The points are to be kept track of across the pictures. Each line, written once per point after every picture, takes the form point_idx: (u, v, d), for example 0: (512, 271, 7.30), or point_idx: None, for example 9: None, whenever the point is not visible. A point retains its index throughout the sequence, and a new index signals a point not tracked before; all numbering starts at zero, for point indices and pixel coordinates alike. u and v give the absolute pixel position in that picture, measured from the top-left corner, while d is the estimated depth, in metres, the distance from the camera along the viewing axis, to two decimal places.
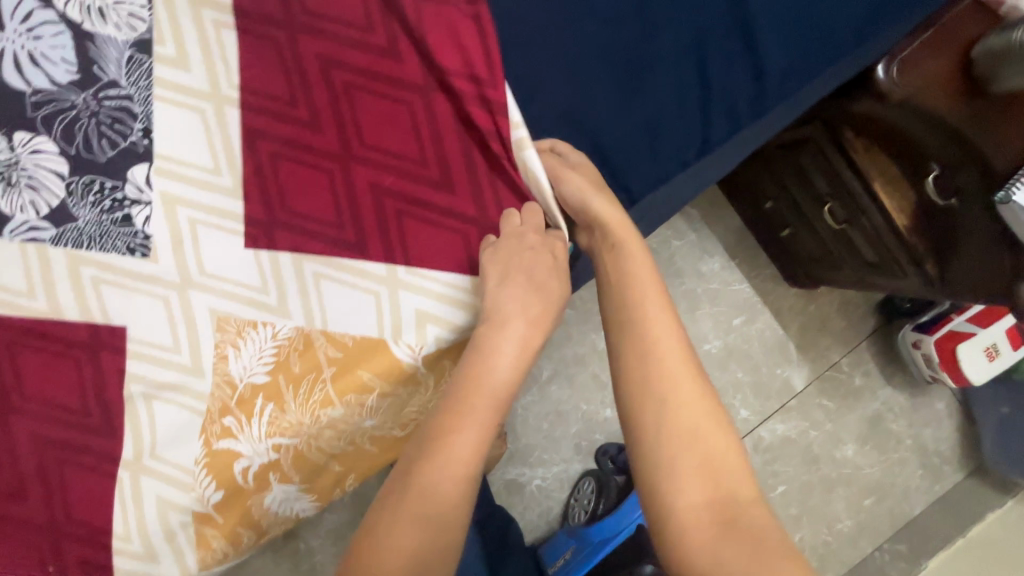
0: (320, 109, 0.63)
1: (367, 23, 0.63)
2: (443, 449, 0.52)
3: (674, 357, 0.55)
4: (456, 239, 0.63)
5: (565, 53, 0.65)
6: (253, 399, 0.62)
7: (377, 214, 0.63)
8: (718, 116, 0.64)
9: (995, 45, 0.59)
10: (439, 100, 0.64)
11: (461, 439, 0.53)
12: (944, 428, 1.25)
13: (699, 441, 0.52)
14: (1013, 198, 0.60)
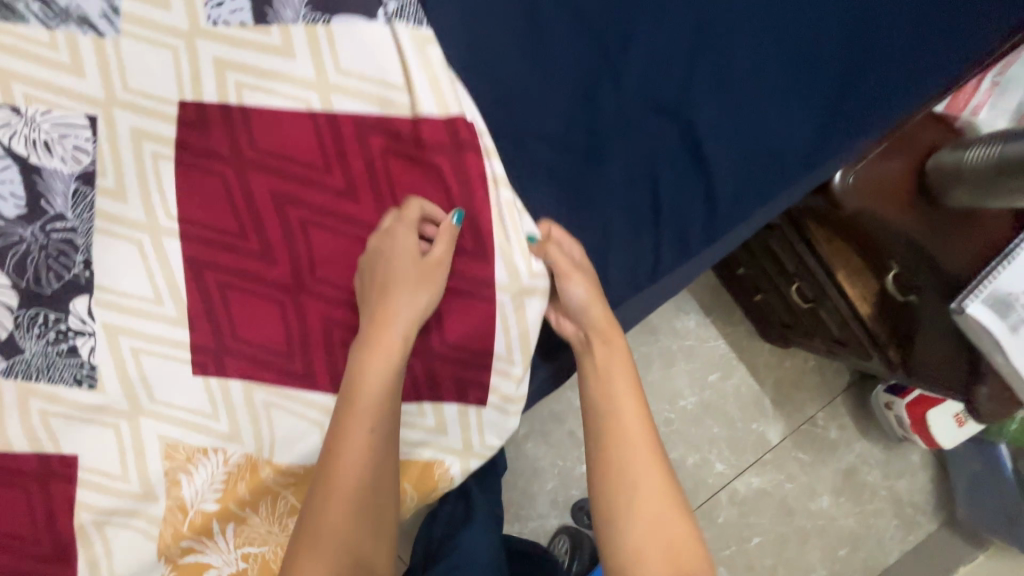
0: (271, 242, 0.58)
1: (323, 163, 0.58)
2: (338, 458, 0.50)
3: (642, 434, 0.55)
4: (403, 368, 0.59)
5: (535, 169, 0.61)
6: (208, 523, 0.58)
7: (322, 346, 0.59)
8: (669, 241, 0.60)
9: (949, 165, 0.63)
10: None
11: (351, 449, 0.50)
12: (919, 480, 1.31)
13: (666, 525, 0.51)
14: (966, 309, 0.66)
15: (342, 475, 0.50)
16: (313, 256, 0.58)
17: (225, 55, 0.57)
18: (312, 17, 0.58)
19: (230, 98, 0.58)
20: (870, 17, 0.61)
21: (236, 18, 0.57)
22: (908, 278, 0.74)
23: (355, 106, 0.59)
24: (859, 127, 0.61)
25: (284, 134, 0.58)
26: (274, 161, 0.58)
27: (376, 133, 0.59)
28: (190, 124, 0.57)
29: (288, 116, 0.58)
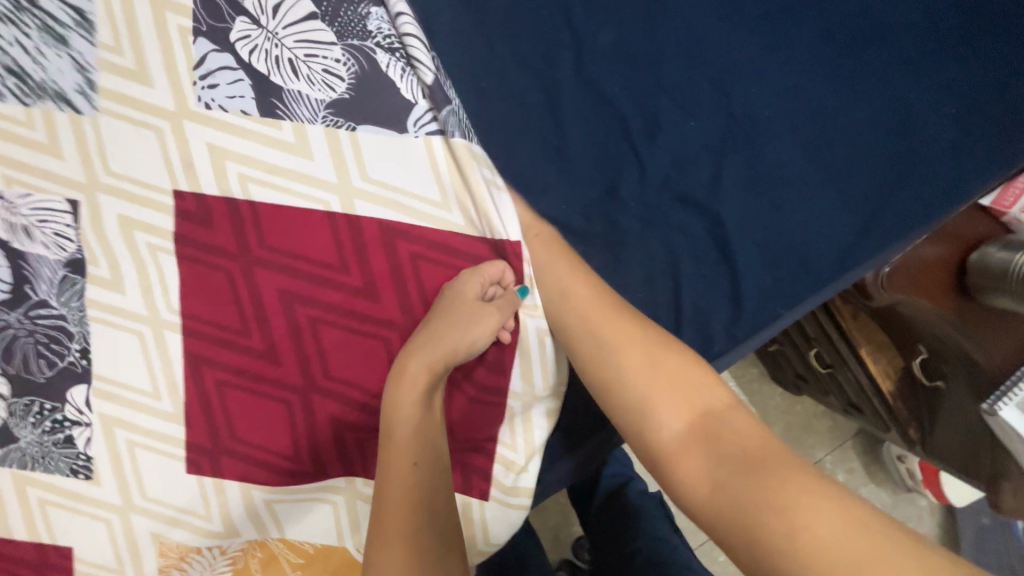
0: (279, 339, 0.56)
1: (341, 263, 0.56)
2: (382, 514, 0.45)
3: (582, 293, 0.52)
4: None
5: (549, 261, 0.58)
6: None
7: (333, 449, 0.56)
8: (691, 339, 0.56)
9: (992, 265, 0.59)
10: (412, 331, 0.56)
11: (397, 494, 0.45)
12: (927, 526, 1.29)
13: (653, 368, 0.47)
14: (999, 412, 0.62)
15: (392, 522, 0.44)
16: (326, 355, 0.56)
17: (222, 143, 0.55)
18: (335, 120, 0.55)
19: (233, 191, 0.55)
20: (907, 119, 0.59)
21: (235, 104, 0.55)
22: (935, 365, 0.72)
23: (376, 212, 0.55)
24: (898, 232, 0.57)
25: (301, 230, 0.56)
26: (287, 258, 0.56)
27: (403, 241, 0.55)
28: (190, 215, 0.55)
29: (303, 215, 0.56)
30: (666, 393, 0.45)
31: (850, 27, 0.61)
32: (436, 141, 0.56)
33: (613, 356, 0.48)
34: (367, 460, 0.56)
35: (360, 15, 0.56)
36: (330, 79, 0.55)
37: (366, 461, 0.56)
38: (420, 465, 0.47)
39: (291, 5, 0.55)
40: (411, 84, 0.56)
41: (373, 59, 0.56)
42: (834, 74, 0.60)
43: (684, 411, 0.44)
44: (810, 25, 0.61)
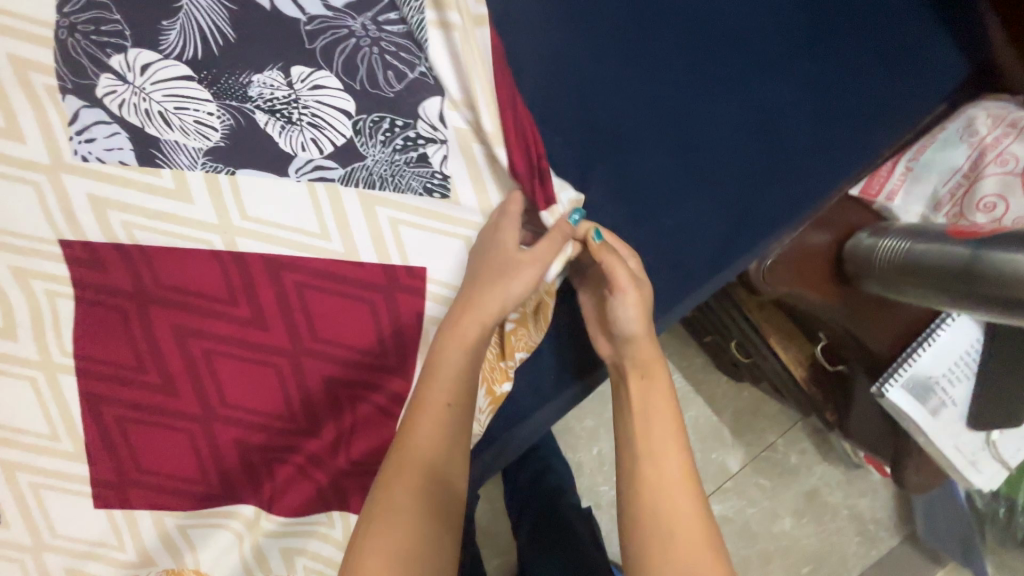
0: (175, 373, 0.56)
1: (229, 295, 0.56)
2: (404, 457, 0.51)
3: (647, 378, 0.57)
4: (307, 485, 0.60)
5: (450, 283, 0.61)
6: None
7: (242, 474, 0.58)
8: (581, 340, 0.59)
9: (863, 247, 0.61)
10: (307, 358, 0.58)
11: (425, 433, 0.51)
12: (880, 497, 1.34)
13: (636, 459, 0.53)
14: (885, 395, 0.65)
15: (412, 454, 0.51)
16: (225, 386, 0.57)
17: (102, 192, 0.55)
18: (214, 166, 0.56)
19: (118, 236, 0.55)
20: (774, 118, 0.60)
21: (114, 156, 0.55)
22: (836, 349, 0.75)
23: (258, 246, 0.57)
24: (765, 234, 0.59)
25: (188, 269, 0.56)
26: (181, 294, 0.56)
27: (290, 272, 0.57)
28: (82, 261, 0.55)
29: (189, 254, 0.56)
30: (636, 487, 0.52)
31: (729, 22, 0.61)
32: (322, 187, 0.57)
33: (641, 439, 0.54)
34: (266, 488, 0.59)
35: (243, 80, 0.56)
36: (203, 129, 0.56)
37: (272, 484, 0.59)
38: (448, 414, 0.53)
39: (162, 64, 0.54)
40: (300, 135, 0.56)
41: (251, 115, 0.56)
42: (715, 78, 0.61)
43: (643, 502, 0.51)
44: (690, 18, 0.61)
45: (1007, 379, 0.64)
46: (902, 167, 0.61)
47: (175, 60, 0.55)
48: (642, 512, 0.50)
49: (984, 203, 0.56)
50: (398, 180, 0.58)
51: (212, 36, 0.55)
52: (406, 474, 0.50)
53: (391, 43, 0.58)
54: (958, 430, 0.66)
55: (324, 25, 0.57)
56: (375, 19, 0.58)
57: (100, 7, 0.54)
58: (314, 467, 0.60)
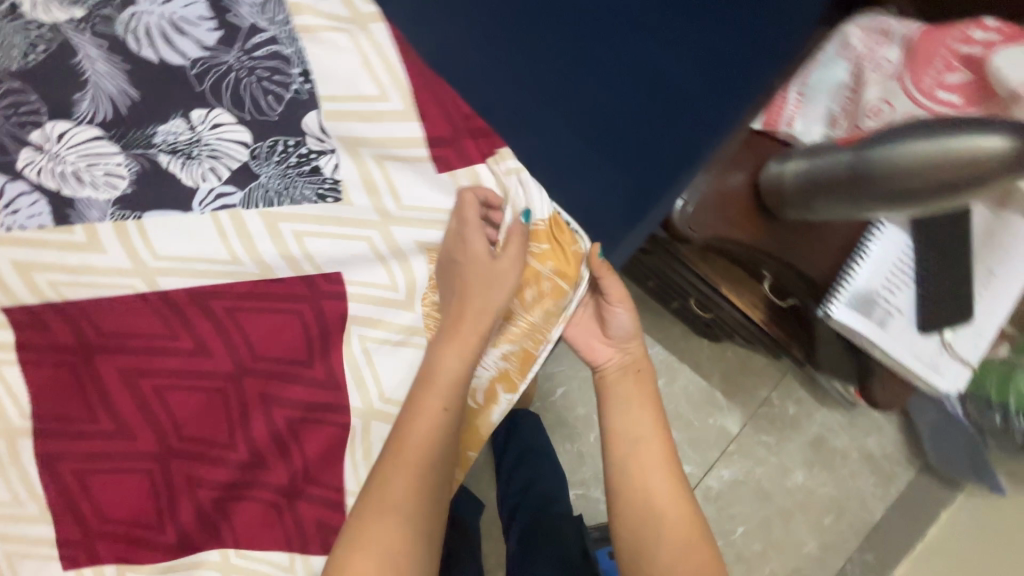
0: (128, 418, 0.57)
1: (168, 333, 0.57)
2: (398, 454, 0.57)
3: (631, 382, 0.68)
4: (268, 516, 0.61)
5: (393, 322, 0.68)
6: None
7: (195, 517, 0.59)
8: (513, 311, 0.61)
9: (775, 176, 0.61)
10: (248, 378, 0.59)
11: (418, 435, 0.57)
12: (886, 433, 1.33)
13: (636, 451, 0.64)
14: (832, 315, 0.65)
15: (404, 458, 0.56)
16: (176, 421, 0.57)
17: (23, 256, 0.55)
18: (124, 214, 0.57)
19: (48, 296, 0.55)
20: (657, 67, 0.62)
21: (34, 222, 0.56)
22: (780, 285, 0.74)
23: (182, 283, 0.58)
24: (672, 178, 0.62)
25: (120, 320, 0.57)
26: (120, 342, 0.57)
27: (216, 299, 0.58)
28: (24, 325, 0.55)
29: (115, 302, 0.56)
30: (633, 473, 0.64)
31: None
32: (225, 214, 0.59)
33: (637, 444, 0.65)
34: (230, 519, 0.60)
35: (148, 131, 0.59)
36: (112, 180, 0.58)
37: (229, 519, 0.60)
38: (445, 416, 0.58)
39: (76, 130, 0.58)
40: (199, 167, 0.59)
41: (155, 159, 0.58)
42: (602, 40, 0.63)
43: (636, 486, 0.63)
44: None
45: (940, 282, 0.66)
46: (796, 93, 0.63)
47: (87, 125, 0.58)
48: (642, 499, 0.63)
49: (871, 109, 0.57)
50: (291, 193, 0.60)
51: (118, 99, 0.59)
52: (400, 471, 0.56)
53: (263, 67, 0.62)
54: (911, 338, 0.67)
55: (206, 64, 0.60)
56: (248, 51, 0.62)
57: (18, 90, 0.57)
58: (274, 494, 0.61)
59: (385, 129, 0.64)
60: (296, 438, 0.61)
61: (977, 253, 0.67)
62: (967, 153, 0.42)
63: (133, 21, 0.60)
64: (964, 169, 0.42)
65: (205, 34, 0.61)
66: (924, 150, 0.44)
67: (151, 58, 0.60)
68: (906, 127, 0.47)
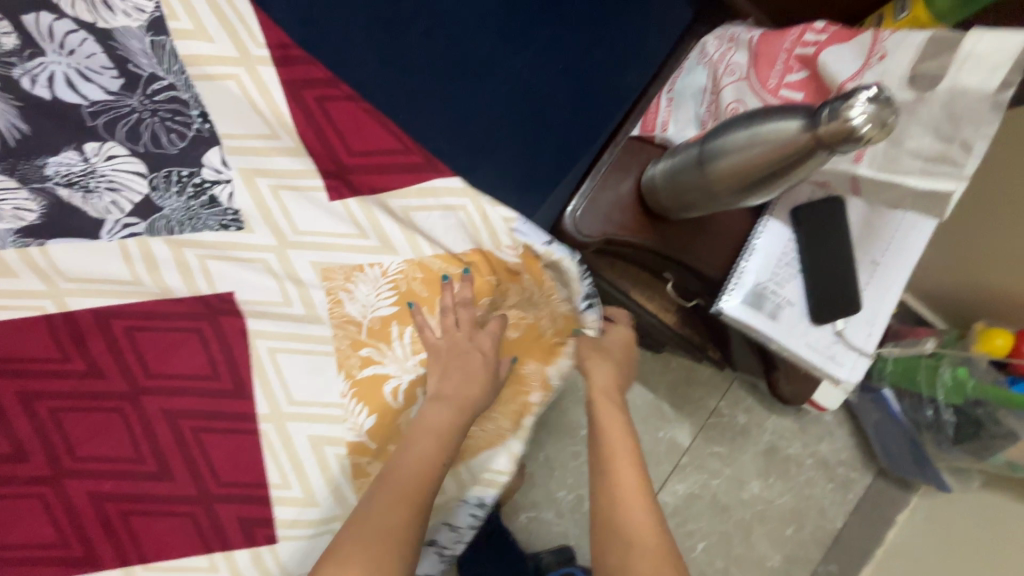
0: (24, 440, 0.56)
1: (61, 355, 0.57)
2: (390, 485, 0.51)
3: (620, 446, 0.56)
4: (184, 525, 0.57)
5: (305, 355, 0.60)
6: None
7: (99, 530, 0.56)
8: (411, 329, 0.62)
9: (655, 175, 0.62)
10: (145, 396, 0.58)
11: (405, 481, 0.51)
12: (840, 439, 1.31)
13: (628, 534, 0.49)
14: (725, 309, 0.67)
15: (395, 490, 0.50)
16: (71, 441, 0.56)
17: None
18: (24, 241, 0.57)
19: None
20: (530, 82, 0.68)
21: None
22: (683, 287, 0.76)
23: (87, 302, 0.57)
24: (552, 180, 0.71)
25: (13, 343, 0.56)
26: (14, 363, 0.56)
27: (118, 318, 0.58)
28: None
29: (14, 327, 0.56)
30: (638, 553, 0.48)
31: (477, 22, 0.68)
32: (132, 242, 0.58)
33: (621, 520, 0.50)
34: (138, 535, 0.56)
35: (39, 163, 0.57)
36: (21, 214, 0.57)
37: (133, 533, 0.56)
38: (439, 463, 0.54)
39: None
40: (101, 200, 0.58)
41: (53, 192, 0.57)
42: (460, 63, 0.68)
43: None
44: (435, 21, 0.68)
45: (825, 273, 0.67)
46: (665, 98, 0.65)
47: None
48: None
49: (728, 109, 0.59)
50: (194, 223, 0.59)
51: (5, 134, 0.56)
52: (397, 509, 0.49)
53: (166, 111, 0.59)
54: (806, 330, 0.68)
55: (106, 106, 0.58)
56: (149, 94, 0.59)
57: None
58: (180, 504, 0.57)
59: (301, 162, 0.61)
60: (203, 449, 0.58)
61: (858, 242, 0.69)
62: (784, 131, 0.43)
63: (35, 66, 0.57)
64: (787, 145, 0.43)
65: (104, 76, 0.58)
66: (754, 133, 0.46)
67: (45, 97, 0.57)
68: (742, 116, 0.48)
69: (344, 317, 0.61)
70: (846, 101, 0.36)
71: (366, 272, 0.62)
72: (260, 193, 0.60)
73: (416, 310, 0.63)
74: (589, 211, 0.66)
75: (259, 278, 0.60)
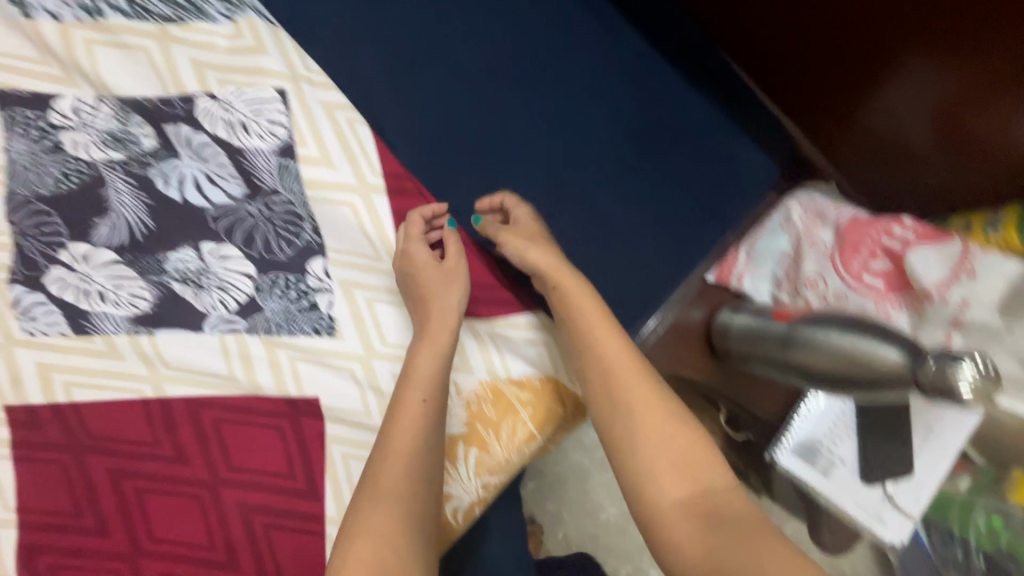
0: (108, 515, 0.58)
1: (152, 438, 0.60)
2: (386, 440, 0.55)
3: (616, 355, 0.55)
4: None
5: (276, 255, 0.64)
6: None
7: None
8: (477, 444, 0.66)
9: (728, 326, 0.65)
10: (224, 486, 0.61)
11: (403, 440, 0.55)
12: None
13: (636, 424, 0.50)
14: (777, 459, 0.69)
15: (394, 441, 0.55)
16: (151, 523, 0.59)
17: (49, 358, 0.59)
18: (135, 328, 0.61)
19: (58, 397, 0.59)
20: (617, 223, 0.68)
21: (55, 328, 0.59)
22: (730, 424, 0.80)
23: (182, 391, 0.61)
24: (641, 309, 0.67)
25: (112, 423, 0.60)
26: (110, 442, 0.59)
27: (208, 409, 0.61)
28: (25, 423, 0.58)
29: (113, 408, 0.60)
30: (667, 465, 0.47)
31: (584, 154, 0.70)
32: (231, 337, 0.63)
33: (629, 415, 0.51)
34: None
35: (160, 258, 0.62)
36: (135, 301, 0.61)
37: None
38: (429, 408, 0.57)
39: (96, 252, 0.61)
40: (210, 297, 0.63)
41: (169, 285, 0.62)
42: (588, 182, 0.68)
43: (684, 481, 0.46)
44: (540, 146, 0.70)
45: (883, 434, 0.66)
46: (744, 252, 0.67)
47: (105, 247, 0.61)
48: (648, 467, 0.47)
49: (809, 280, 0.61)
50: (291, 325, 0.64)
51: (135, 228, 0.62)
52: (395, 461, 0.53)
53: (282, 220, 0.65)
54: (859, 489, 0.68)
55: (228, 211, 0.64)
56: (268, 203, 0.65)
57: (42, 211, 0.59)
58: None
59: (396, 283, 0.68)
60: (271, 545, 0.61)
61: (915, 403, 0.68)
62: (886, 360, 0.45)
63: (168, 167, 0.63)
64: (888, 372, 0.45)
65: (231, 184, 0.64)
66: (852, 344, 0.48)
67: (175, 198, 0.63)
68: (841, 317, 0.51)
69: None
70: (956, 362, 0.39)
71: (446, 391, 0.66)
72: (358, 307, 0.66)
73: (484, 432, 0.65)
74: (655, 350, 0.70)
75: (344, 386, 0.64)
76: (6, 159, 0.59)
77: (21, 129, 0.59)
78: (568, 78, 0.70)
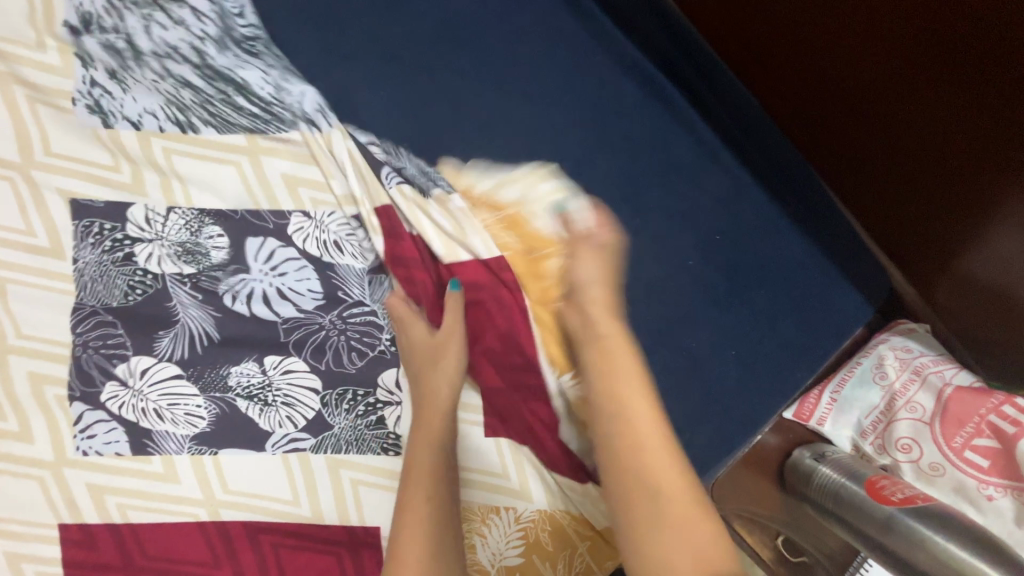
0: None
1: (211, 561, 0.55)
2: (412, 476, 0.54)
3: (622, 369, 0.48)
4: None
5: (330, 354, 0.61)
6: None
7: None
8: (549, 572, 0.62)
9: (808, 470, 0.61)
10: None
11: (423, 486, 0.53)
12: None
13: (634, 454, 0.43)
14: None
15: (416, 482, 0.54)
16: None
17: (101, 479, 0.54)
18: (198, 448, 0.57)
19: (112, 518, 0.54)
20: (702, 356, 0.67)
21: (111, 448, 0.55)
22: None
23: (243, 515, 0.56)
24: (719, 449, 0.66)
25: (169, 543, 0.55)
26: (166, 564, 0.55)
27: (266, 534, 0.57)
28: (77, 541, 0.53)
29: (171, 530, 0.55)
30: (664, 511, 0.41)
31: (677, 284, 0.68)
32: (294, 458, 0.58)
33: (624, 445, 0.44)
34: None
35: (222, 370, 0.59)
36: (191, 419, 0.57)
37: None
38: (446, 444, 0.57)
39: (160, 366, 0.57)
40: (276, 413, 0.59)
41: (232, 403, 0.58)
42: (677, 315, 0.67)
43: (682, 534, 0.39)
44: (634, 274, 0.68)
45: None
46: (828, 396, 0.64)
47: (168, 362, 0.57)
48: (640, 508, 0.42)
49: (901, 443, 0.58)
50: (360, 443, 0.60)
51: (199, 339, 0.59)
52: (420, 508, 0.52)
53: (355, 331, 0.63)
54: None
55: (299, 322, 0.61)
56: (343, 313, 0.63)
57: (108, 322, 0.57)
58: None
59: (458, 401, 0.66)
60: None
61: None
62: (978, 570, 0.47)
63: (237, 281, 0.61)
64: None
65: (305, 297, 0.62)
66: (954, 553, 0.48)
67: (243, 311, 0.60)
68: (955, 520, 0.50)
69: (476, 564, 0.59)
70: None
71: (498, 517, 0.61)
72: None
73: (540, 564, 0.60)
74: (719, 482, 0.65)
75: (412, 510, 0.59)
76: (74, 270, 0.56)
77: (92, 240, 0.57)
78: (670, 209, 0.69)
